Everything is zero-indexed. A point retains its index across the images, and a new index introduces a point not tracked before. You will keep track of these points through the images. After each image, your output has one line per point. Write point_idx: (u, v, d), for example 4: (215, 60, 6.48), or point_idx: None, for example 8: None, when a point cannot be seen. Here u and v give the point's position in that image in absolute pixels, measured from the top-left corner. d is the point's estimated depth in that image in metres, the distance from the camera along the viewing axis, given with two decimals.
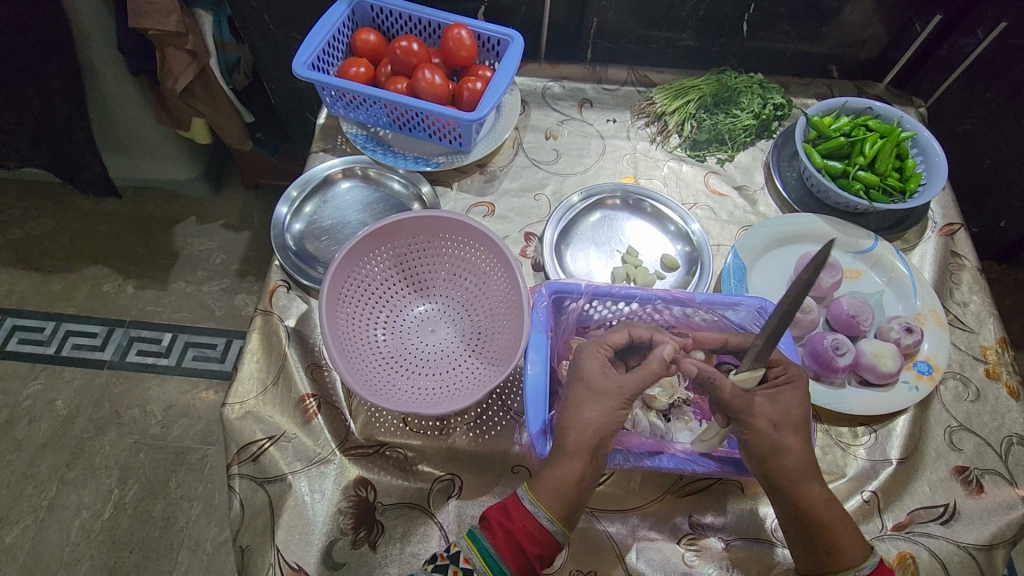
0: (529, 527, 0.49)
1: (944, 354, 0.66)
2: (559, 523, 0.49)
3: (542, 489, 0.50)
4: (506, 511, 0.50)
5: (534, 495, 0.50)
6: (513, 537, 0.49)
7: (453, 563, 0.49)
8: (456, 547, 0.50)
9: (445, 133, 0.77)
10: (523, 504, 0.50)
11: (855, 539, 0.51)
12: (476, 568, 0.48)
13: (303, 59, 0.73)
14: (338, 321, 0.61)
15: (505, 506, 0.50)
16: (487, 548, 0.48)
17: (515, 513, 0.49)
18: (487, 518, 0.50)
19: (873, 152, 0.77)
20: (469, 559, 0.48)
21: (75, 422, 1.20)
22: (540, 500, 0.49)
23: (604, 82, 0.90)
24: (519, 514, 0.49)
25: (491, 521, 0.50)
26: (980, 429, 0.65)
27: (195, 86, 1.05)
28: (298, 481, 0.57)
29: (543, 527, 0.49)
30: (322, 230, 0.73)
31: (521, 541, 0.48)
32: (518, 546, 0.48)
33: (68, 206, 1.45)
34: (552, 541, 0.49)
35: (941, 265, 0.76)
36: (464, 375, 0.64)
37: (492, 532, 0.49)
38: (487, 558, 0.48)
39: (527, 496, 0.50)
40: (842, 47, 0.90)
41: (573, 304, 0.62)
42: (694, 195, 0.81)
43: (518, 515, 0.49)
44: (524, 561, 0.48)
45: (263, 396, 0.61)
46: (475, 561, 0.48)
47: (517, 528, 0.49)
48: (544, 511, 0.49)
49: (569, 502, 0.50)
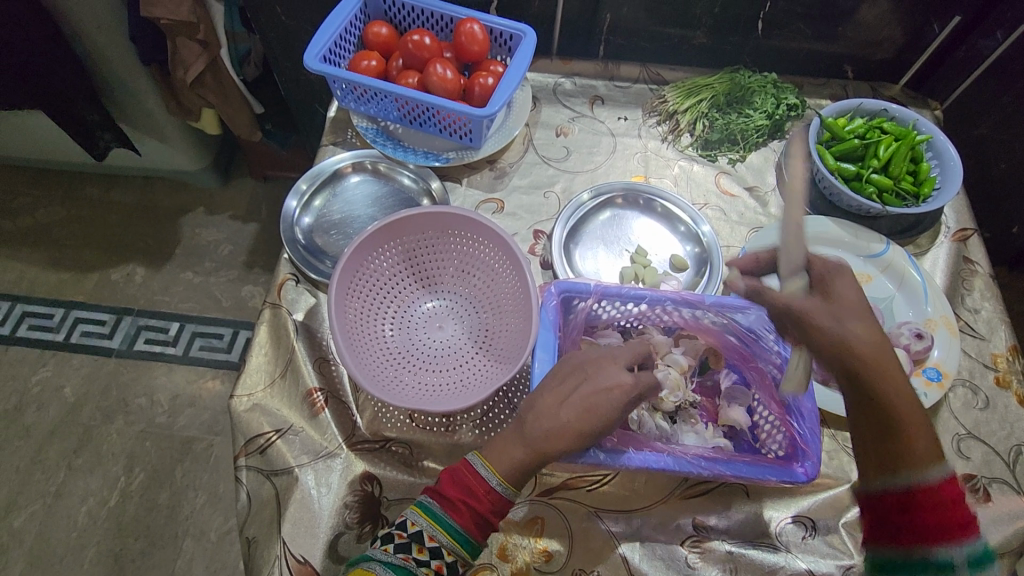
0: (491, 500, 0.50)
1: (954, 360, 0.66)
2: (516, 491, 0.51)
3: (498, 461, 0.51)
4: (464, 485, 0.50)
5: (494, 470, 0.50)
6: (477, 512, 0.50)
7: (415, 541, 0.48)
8: (414, 526, 0.49)
9: (455, 128, 0.77)
10: (486, 480, 0.50)
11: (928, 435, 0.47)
12: (443, 545, 0.48)
13: (315, 52, 0.73)
14: (347, 314, 0.61)
15: (461, 479, 0.51)
16: (451, 525, 0.49)
17: (476, 489, 0.50)
18: (445, 495, 0.50)
19: (888, 155, 0.76)
20: (434, 537, 0.48)
21: (82, 409, 1.22)
22: (503, 477, 0.50)
23: (616, 80, 0.89)
24: (479, 488, 0.50)
25: (449, 495, 0.50)
26: (988, 438, 0.64)
27: (205, 76, 1.07)
28: (304, 474, 0.58)
29: (504, 498, 0.50)
30: (331, 223, 0.74)
31: (485, 515, 0.50)
32: (482, 518, 0.50)
33: (78, 194, 1.45)
34: (510, 507, 0.52)
35: (953, 271, 0.75)
36: (471, 372, 0.63)
37: (454, 509, 0.49)
38: (453, 534, 0.49)
39: (485, 469, 0.50)
40: (858, 47, 0.89)
41: (581, 303, 0.62)
42: (704, 195, 0.81)
43: (480, 490, 0.50)
44: (486, 529, 0.50)
45: (270, 388, 0.62)
46: (441, 539, 0.48)
47: (482, 505, 0.50)
48: (506, 485, 0.50)
49: (526, 472, 0.51)
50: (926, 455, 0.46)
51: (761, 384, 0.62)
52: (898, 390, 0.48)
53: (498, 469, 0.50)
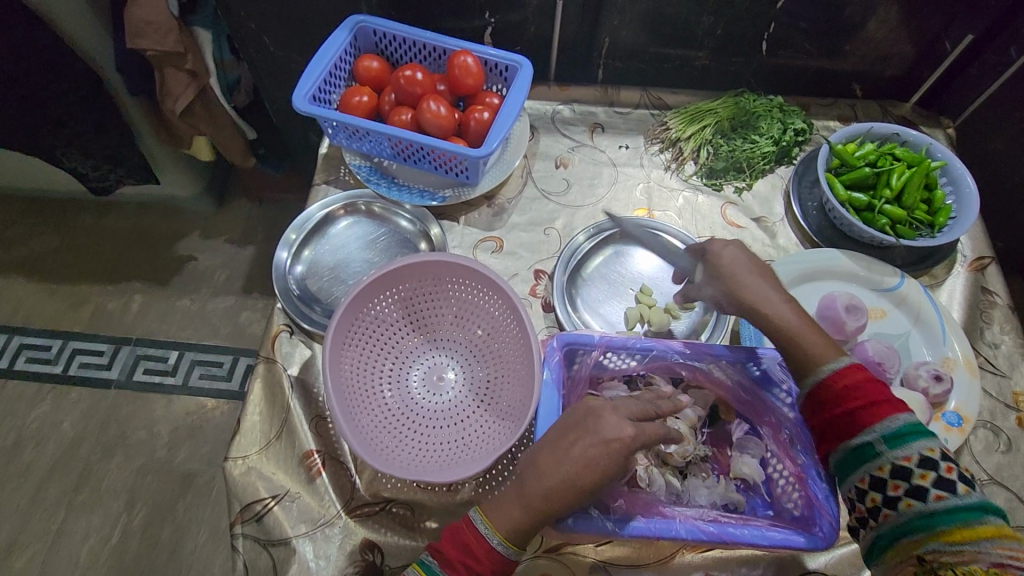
0: (495, 562, 0.47)
1: (974, 403, 0.63)
2: (521, 552, 0.48)
3: (497, 515, 0.48)
4: (466, 545, 0.47)
5: (495, 529, 0.47)
6: (480, 575, 0.47)
7: None
8: None
9: (451, 166, 0.74)
10: (489, 539, 0.47)
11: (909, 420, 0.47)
12: None
13: (304, 93, 0.71)
14: (343, 372, 0.59)
15: (462, 538, 0.48)
16: None
17: (478, 550, 0.47)
18: (445, 556, 0.47)
19: (900, 184, 0.73)
20: None
21: (82, 443, 1.20)
22: (506, 537, 0.47)
23: (616, 105, 0.86)
24: (480, 548, 0.47)
25: (448, 553, 0.47)
26: (1012, 483, 0.62)
27: (195, 106, 1.05)
28: (302, 544, 0.56)
29: (506, 559, 0.47)
30: (325, 270, 0.71)
31: None
32: None
33: (72, 222, 1.43)
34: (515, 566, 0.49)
35: (970, 302, 0.72)
36: (473, 429, 0.61)
37: (455, 572, 0.47)
38: None
39: (487, 529, 0.47)
40: (867, 64, 0.86)
41: (586, 355, 0.60)
42: (710, 227, 0.78)
43: (482, 551, 0.47)
44: None
45: (265, 451, 0.60)
46: None
47: (485, 568, 0.47)
48: (510, 546, 0.47)
49: (527, 533, 0.47)
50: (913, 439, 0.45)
51: (778, 440, 0.59)
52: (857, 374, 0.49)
53: (499, 527, 0.47)
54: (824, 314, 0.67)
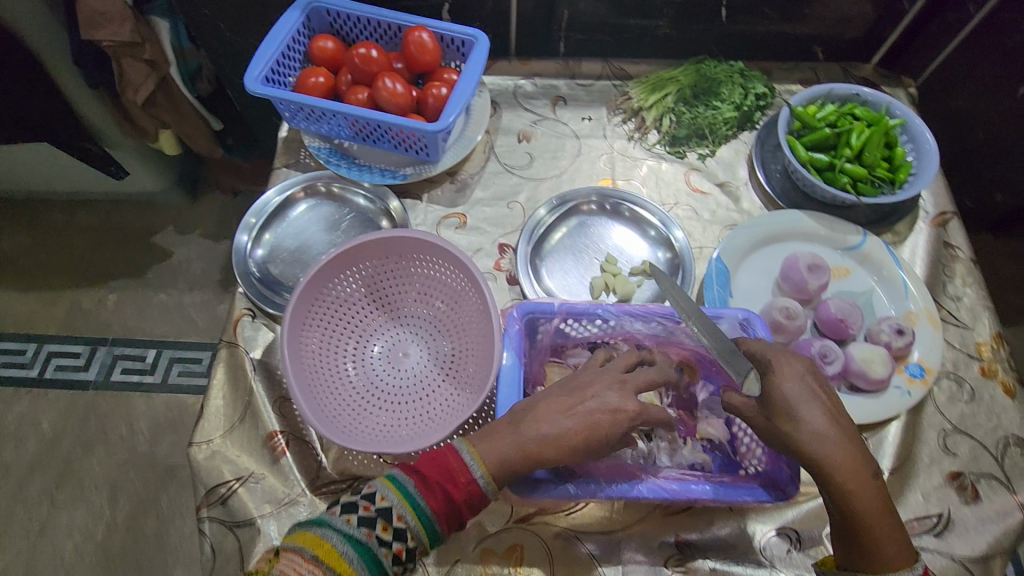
0: (471, 495, 0.46)
1: (938, 355, 0.63)
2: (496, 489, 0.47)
3: (487, 455, 0.47)
4: (447, 469, 0.46)
5: (478, 460, 0.46)
6: (452, 501, 0.46)
7: (382, 518, 0.44)
8: (384, 501, 0.44)
9: (410, 143, 0.74)
10: (472, 467, 0.46)
11: (898, 540, 0.45)
12: (409, 528, 0.44)
13: (256, 74, 0.69)
14: (304, 353, 0.59)
15: (444, 463, 0.47)
16: (421, 506, 0.45)
17: (459, 477, 0.46)
18: (423, 474, 0.46)
19: (861, 142, 0.72)
20: (402, 517, 0.44)
21: (61, 443, 1.19)
22: (489, 473, 0.46)
23: (578, 77, 0.86)
24: (460, 474, 0.46)
25: (427, 474, 0.46)
26: (975, 431, 0.62)
27: (157, 96, 1.03)
28: (268, 523, 0.56)
29: (481, 491, 0.46)
30: (287, 253, 0.71)
31: (459, 507, 0.46)
32: (455, 509, 0.46)
33: (42, 223, 1.41)
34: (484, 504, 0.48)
35: (933, 257, 0.73)
36: (438, 403, 0.61)
37: (429, 490, 0.45)
38: (422, 518, 0.44)
39: (470, 456, 0.47)
40: (828, 27, 0.86)
41: (546, 324, 0.60)
42: (674, 194, 0.78)
43: (461, 478, 0.46)
44: (454, 521, 0.46)
45: (229, 435, 0.59)
46: (408, 521, 0.44)
47: (459, 496, 0.46)
48: (489, 482, 0.46)
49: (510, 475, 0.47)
50: (898, 557, 0.44)
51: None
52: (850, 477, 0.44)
53: (485, 459, 0.47)
54: (787, 275, 0.67)
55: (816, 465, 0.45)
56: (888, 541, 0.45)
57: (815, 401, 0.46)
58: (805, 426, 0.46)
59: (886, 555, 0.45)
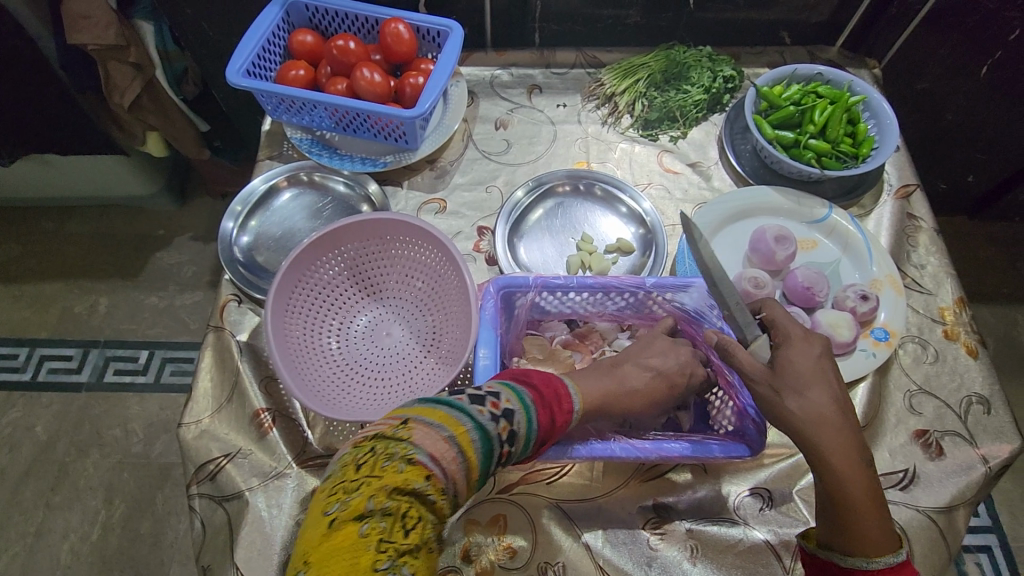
0: (561, 424, 0.47)
1: (901, 319, 0.66)
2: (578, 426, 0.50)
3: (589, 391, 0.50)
4: (553, 395, 0.47)
5: (578, 397, 0.49)
6: (552, 423, 0.46)
7: (505, 418, 0.41)
8: (507, 403, 0.42)
9: (390, 132, 0.76)
10: (572, 402, 0.49)
11: (883, 525, 0.45)
12: (518, 435, 0.42)
13: (237, 67, 0.71)
14: (287, 332, 0.61)
15: (552, 390, 0.47)
16: (532, 418, 0.44)
17: (559, 405, 0.47)
18: (538, 390, 0.46)
19: (824, 120, 0.76)
20: (518, 422, 0.42)
21: (56, 446, 1.20)
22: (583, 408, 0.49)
23: (553, 66, 0.88)
24: (562, 403, 0.47)
25: (544, 393, 0.46)
26: (940, 391, 0.65)
27: (143, 99, 1.05)
28: (255, 496, 0.57)
29: (569, 423, 0.48)
30: (272, 239, 0.72)
31: (551, 432, 0.46)
32: (549, 431, 0.46)
33: (33, 229, 1.42)
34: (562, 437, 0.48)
35: (898, 228, 0.75)
36: (419, 377, 0.63)
37: (539, 405, 0.45)
38: (529, 431, 0.43)
39: (573, 393, 0.49)
40: (793, 12, 0.89)
41: (523, 297, 0.62)
42: (647, 174, 0.80)
43: (561, 407, 0.47)
44: (540, 444, 0.46)
45: (217, 415, 0.61)
46: (521, 428, 0.42)
47: (557, 421, 0.46)
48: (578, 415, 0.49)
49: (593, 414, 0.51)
50: (881, 541, 0.44)
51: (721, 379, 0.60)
52: (844, 452, 0.46)
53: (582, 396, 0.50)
54: (756, 247, 0.70)
55: (813, 439, 0.47)
56: (871, 524, 0.44)
57: (821, 380, 0.49)
58: (810, 406, 0.47)
59: (869, 537, 0.44)
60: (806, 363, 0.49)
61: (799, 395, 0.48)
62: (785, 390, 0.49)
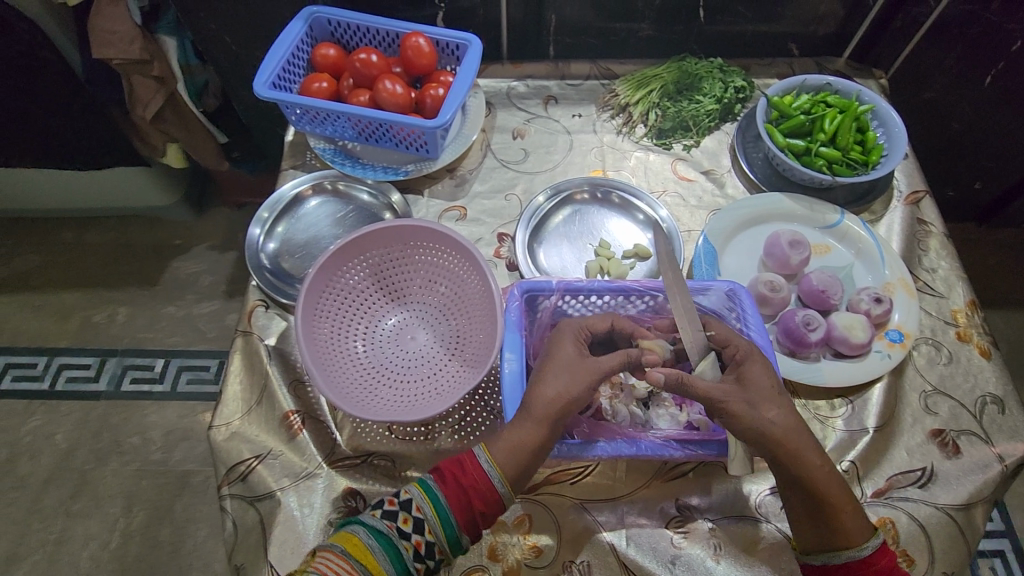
0: (481, 485, 0.50)
1: (915, 320, 0.67)
2: (509, 489, 0.51)
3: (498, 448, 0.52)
4: (461, 466, 0.51)
5: (488, 454, 0.51)
6: (466, 497, 0.50)
7: (402, 510, 0.49)
8: (406, 494, 0.50)
9: (411, 141, 0.78)
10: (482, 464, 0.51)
11: (859, 519, 0.51)
12: (427, 519, 0.48)
13: (264, 79, 0.74)
14: (317, 335, 0.62)
15: (460, 461, 0.52)
16: (440, 499, 0.49)
17: (470, 471, 0.51)
18: (441, 471, 0.51)
19: (834, 128, 0.77)
20: (422, 509, 0.49)
21: (76, 454, 1.21)
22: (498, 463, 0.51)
23: (568, 78, 0.91)
24: (474, 472, 0.51)
25: (445, 472, 0.51)
26: (954, 391, 0.66)
27: (166, 111, 1.08)
28: (287, 496, 0.58)
29: (495, 490, 0.51)
30: (297, 246, 0.74)
31: (472, 501, 0.50)
32: (468, 503, 0.50)
33: (53, 241, 1.45)
34: (499, 504, 0.51)
35: (908, 232, 0.77)
36: (443, 379, 0.64)
37: (448, 486, 0.50)
38: (439, 512, 0.49)
39: (482, 454, 0.52)
40: (801, 25, 0.91)
41: (546, 301, 0.63)
42: (662, 182, 0.82)
43: (472, 471, 0.51)
44: (470, 518, 0.50)
45: (247, 416, 0.62)
46: (427, 512, 0.49)
47: (471, 490, 0.50)
48: (497, 472, 0.51)
49: (522, 462, 0.51)
50: (859, 533, 0.51)
51: None
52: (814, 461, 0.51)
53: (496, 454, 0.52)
54: (771, 252, 0.71)
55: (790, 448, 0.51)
56: (850, 519, 0.51)
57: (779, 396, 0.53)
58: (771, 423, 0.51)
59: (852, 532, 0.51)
60: (768, 383, 0.53)
61: (773, 408, 0.52)
62: (758, 405, 0.52)
